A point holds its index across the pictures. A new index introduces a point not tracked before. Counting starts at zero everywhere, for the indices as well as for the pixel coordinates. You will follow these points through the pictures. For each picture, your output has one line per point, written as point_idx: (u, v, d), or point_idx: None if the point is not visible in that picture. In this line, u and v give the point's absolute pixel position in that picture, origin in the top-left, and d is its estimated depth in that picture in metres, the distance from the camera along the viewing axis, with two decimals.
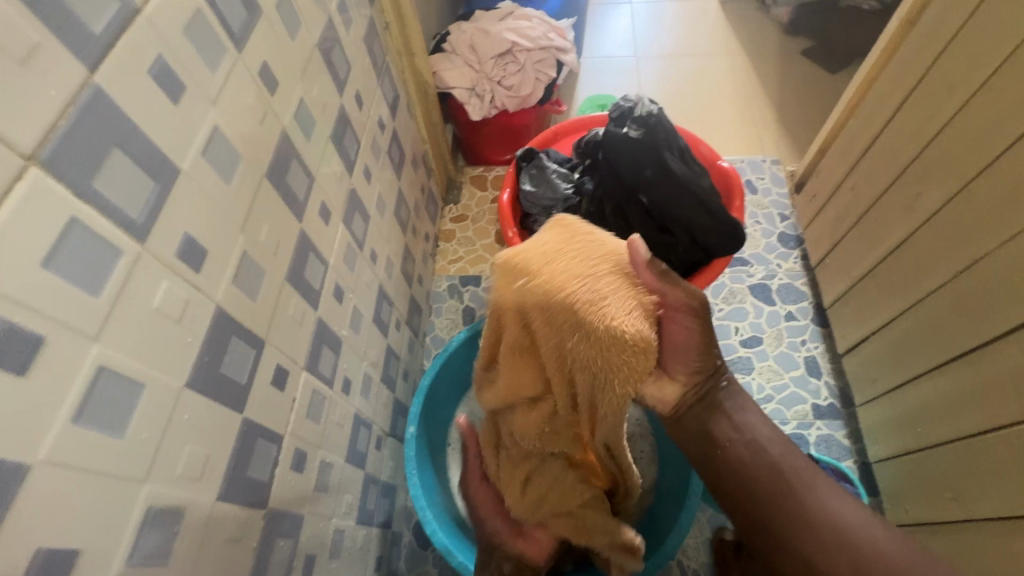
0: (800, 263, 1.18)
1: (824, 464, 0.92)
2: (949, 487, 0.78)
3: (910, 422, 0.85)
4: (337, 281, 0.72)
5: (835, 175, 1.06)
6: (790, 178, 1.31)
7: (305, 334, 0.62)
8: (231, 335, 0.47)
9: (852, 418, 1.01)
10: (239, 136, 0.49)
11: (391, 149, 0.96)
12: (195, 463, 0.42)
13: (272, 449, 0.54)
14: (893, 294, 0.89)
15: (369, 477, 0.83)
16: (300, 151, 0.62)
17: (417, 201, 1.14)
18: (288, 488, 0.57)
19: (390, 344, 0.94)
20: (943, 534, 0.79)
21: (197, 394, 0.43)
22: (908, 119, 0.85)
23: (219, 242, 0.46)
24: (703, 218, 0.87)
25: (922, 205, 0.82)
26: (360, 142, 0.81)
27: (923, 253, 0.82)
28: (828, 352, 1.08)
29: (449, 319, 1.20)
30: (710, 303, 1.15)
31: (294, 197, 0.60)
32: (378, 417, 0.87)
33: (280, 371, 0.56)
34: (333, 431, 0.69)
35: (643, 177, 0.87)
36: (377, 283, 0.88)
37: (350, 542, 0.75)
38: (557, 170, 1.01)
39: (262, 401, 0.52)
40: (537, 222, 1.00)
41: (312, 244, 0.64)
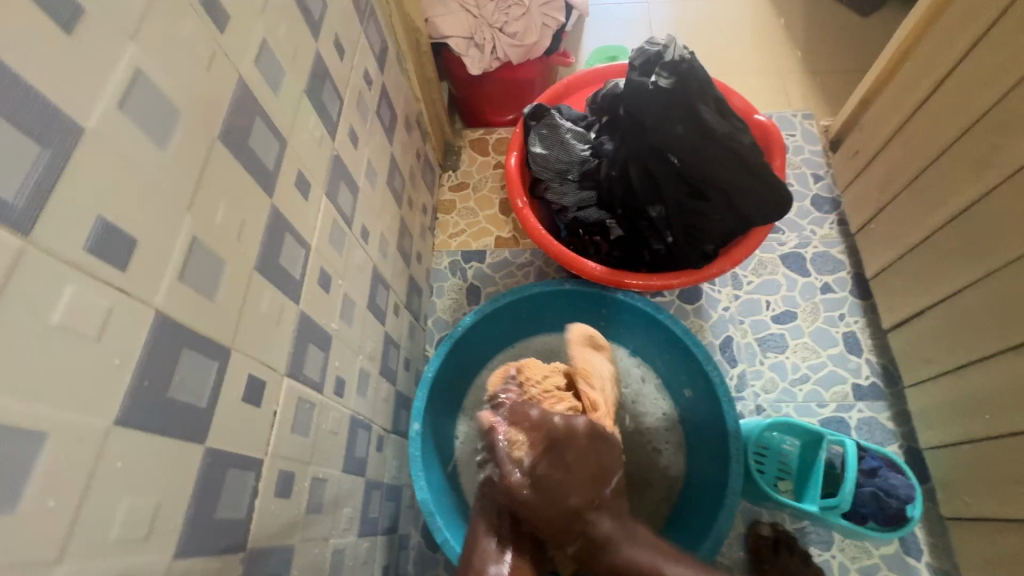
0: (837, 229, 1.07)
1: (872, 452, 0.82)
2: (1021, 481, 0.69)
3: (974, 407, 0.77)
4: (323, 267, 0.60)
5: (883, 129, 0.94)
6: (824, 134, 1.18)
7: (284, 334, 0.51)
8: (181, 347, 0.36)
9: (897, 399, 0.93)
10: (174, 84, 0.37)
11: (381, 110, 0.83)
12: (138, 519, 0.33)
13: (249, 479, 0.44)
14: (957, 264, 0.78)
15: (370, 483, 0.74)
16: (266, 107, 0.49)
17: (412, 169, 1.01)
18: (274, 520, 0.48)
19: (388, 332, 0.84)
20: (1011, 531, 0.72)
21: (136, 430, 0.33)
22: (985, 60, 0.72)
23: (155, 227, 0.35)
24: (743, 179, 0.76)
25: (1000, 161, 0.71)
26: (343, 100, 0.68)
27: (997, 218, 0.72)
28: (869, 327, 0.98)
29: (451, 300, 1.10)
30: (739, 276, 1.04)
31: (261, 165, 0.48)
32: (377, 415, 0.78)
33: (254, 382, 0.45)
34: (326, 442, 0.60)
35: (674, 134, 0.75)
36: (370, 266, 0.77)
37: (352, 559, 0.66)
38: (572, 129, 0.87)
39: (231, 422, 0.42)
40: (550, 188, 0.89)
41: (288, 223, 0.53)
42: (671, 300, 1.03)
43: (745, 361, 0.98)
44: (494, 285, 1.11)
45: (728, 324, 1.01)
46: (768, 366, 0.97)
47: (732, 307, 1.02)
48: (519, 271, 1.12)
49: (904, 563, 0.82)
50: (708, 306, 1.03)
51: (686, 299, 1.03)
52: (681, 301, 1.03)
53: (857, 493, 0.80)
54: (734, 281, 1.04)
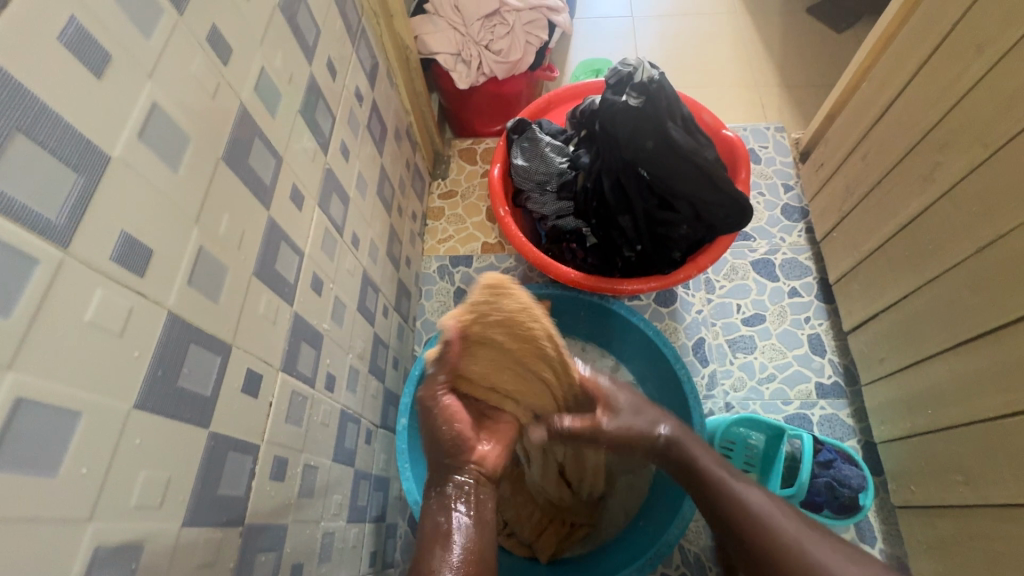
0: (804, 236, 1.13)
1: (828, 446, 0.88)
2: (959, 470, 0.76)
3: (920, 404, 0.83)
4: (315, 272, 0.66)
5: (843, 144, 1.01)
6: (795, 146, 1.25)
7: (279, 333, 0.56)
8: (188, 341, 0.42)
9: (857, 397, 0.99)
10: (185, 114, 0.42)
11: (371, 124, 0.89)
12: (154, 490, 0.38)
13: (247, 461, 0.50)
14: (905, 270, 0.84)
15: (359, 473, 0.79)
16: (263, 128, 0.55)
17: (402, 178, 1.07)
18: (268, 500, 0.53)
19: (377, 333, 0.89)
20: (948, 518, 0.78)
21: (151, 413, 0.38)
22: (928, 83, 0.79)
23: (168, 238, 0.40)
24: (708, 191, 0.82)
25: (940, 176, 0.77)
26: (335, 117, 0.74)
27: (939, 227, 0.78)
28: (833, 329, 1.04)
29: (439, 302, 1.15)
30: (711, 280, 1.10)
31: (260, 181, 0.53)
32: (366, 410, 0.83)
33: (252, 375, 0.51)
34: (317, 432, 0.65)
35: (644, 149, 0.81)
36: (361, 270, 0.82)
37: (341, 542, 0.72)
38: (551, 142, 0.93)
39: (232, 410, 0.47)
40: (531, 198, 0.95)
41: (284, 232, 0.58)
42: (647, 303, 1.09)
43: (716, 361, 1.04)
44: None
45: (701, 326, 1.07)
46: (738, 366, 1.03)
47: (705, 310, 1.08)
48: (505, 275, 1.17)
49: None
50: (683, 309, 1.08)
51: (661, 303, 1.09)
52: (657, 304, 1.09)
53: (813, 483, 0.85)
54: (706, 285, 1.10)
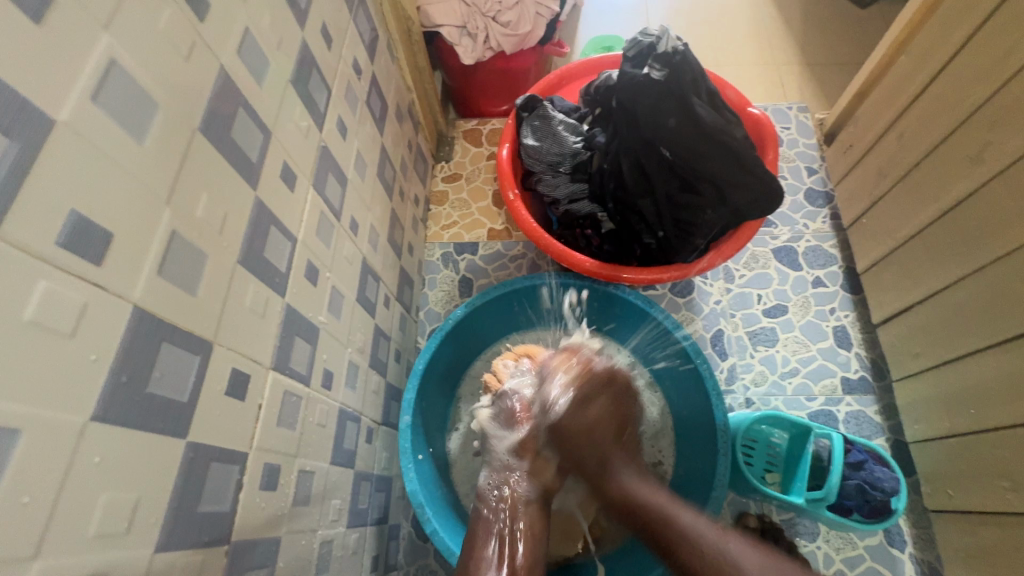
0: (829, 223, 1.07)
1: (858, 446, 0.83)
2: (1006, 475, 0.70)
3: (961, 403, 0.77)
4: (310, 259, 0.60)
5: (876, 124, 0.94)
6: (819, 127, 1.18)
7: (269, 327, 0.51)
8: (160, 340, 0.36)
9: (885, 393, 0.93)
10: (153, 76, 0.36)
11: (371, 100, 0.82)
12: (118, 513, 0.33)
13: (233, 472, 0.44)
14: (946, 260, 0.78)
15: (359, 475, 0.74)
16: (249, 97, 0.48)
17: (404, 159, 1.01)
18: (259, 513, 0.48)
19: (378, 325, 0.84)
20: (993, 524, 0.73)
21: (112, 426, 0.33)
22: (979, 54, 0.72)
23: (133, 221, 0.34)
24: (735, 172, 0.75)
25: (992, 156, 0.71)
26: (330, 91, 0.67)
27: (989, 213, 0.72)
28: (860, 321, 0.99)
29: (443, 292, 1.09)
30: (731, 269, 1.04)
31: (245, 157, 0.47)
32: (367, 407, 0.78)
33: (237, 376, 0.45)
34: (313, 434, 0.60)
35: (667, 126, 0.74)
36: (360, 258, 0.77)
37: (340, 550, 0.67)
38: (564, 121, 0.86)
39: (214, 416, 0.42)
40: (542, 180, 0.89)
41: (274, 216, 0.52)
42: (663, 293, 1.03)
43: (735, 354, 0.98)
44: (486, 277, 1.10)
45: (719, 318, 1.01)
46: (759, 360, 0.98)
47: (724, 301, 1.02)
48: (512, 263, 1.11)
49: (888, 555, 0.83)
50: (700, 299, 1.03)
51: (678, 293, 1.03)
52: (673, 295, 1.03)
53: (843, 486, 0.80)
54: (726, 274, 1.04)
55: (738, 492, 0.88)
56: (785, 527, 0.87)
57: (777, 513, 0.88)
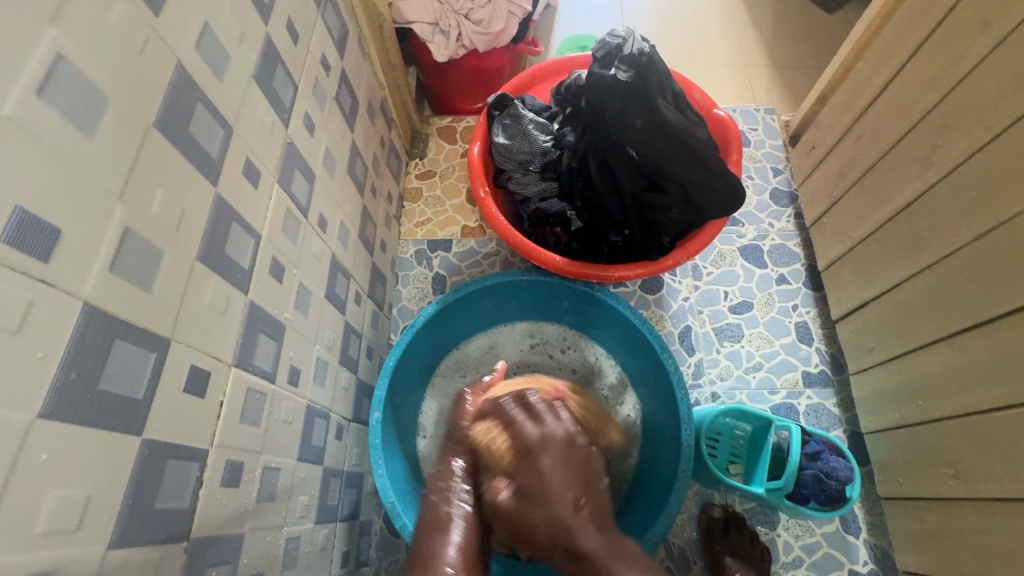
0: (793, 222, 1.10)
1: (816, 437, 0.86)
2: (950, 463, 0.74)
3: (910, 394, 0.81)
4: (275, 256, 0.60)
5: (836, 127, 0.97)
6: (784, 129, 1.21)
7: (230, 325, 0.51)
8: (114, 337, 0.36)
9: (843, 386, 0.97)
10: (104, 71, 0.36)
11: (341, 96, 0.82)
12: (70, 510, 0.33)
13: (192, 469, 0.45)
14: (898, 259, 0.82)
15: (329, 471, 0.75)
16: (207, 91, 0.48)
17: (376, 156, 1.01)
18: (220, 509, 0.48)
19: (349, 322, 0.84)
20: (937, 510, 0.77)
21: (62, 423, 0.33)
22: (928, 61, 0.75)
23: (83, 219, 0.34)
24: (699, 173, 0.77)
25: (939, 159, 0.74)
26: (298, 86, 0.67)
27: (937, 212, 0.75)
28: (820, 317, 1.02)
29: (416, 289, 1.10)
30: (698, 267, 1.07)
31: (204, 153, 0.47)
32: (336, 403, 0.78)
33: (196, 373, 0.45)
34: (279, 430, 0.60)
35: (632, 127, 0.76)
36: (329, 255, 0.76)
37: (309, 546, 0.67)
38: (534, 119, 0.87)
39: (172, 412, 0.42)
40: (512, 178, 0.90)
41: (234, 212, 0.52)
42: (633, 290, 1.06)
43: (702, 350, 1.01)
44: (459, 274, 1.11)
45: (687, 314, 1.04)
46: (724, 355, 1.01)
47: (692, 298, 1.05)
48: (486, 261, 1.12)
49: (843, 540, 0.87)
50: (669, 296, 1.05)
51: (647, 290, 1.06)
52: (643, 292, 1.05)
53: (800, 475, 0.84)
54: (694, 272, 1.07)
55: (701, 483, 0.91)
56: (747, 516, 0.90)
57: (740, 503, 0.91)
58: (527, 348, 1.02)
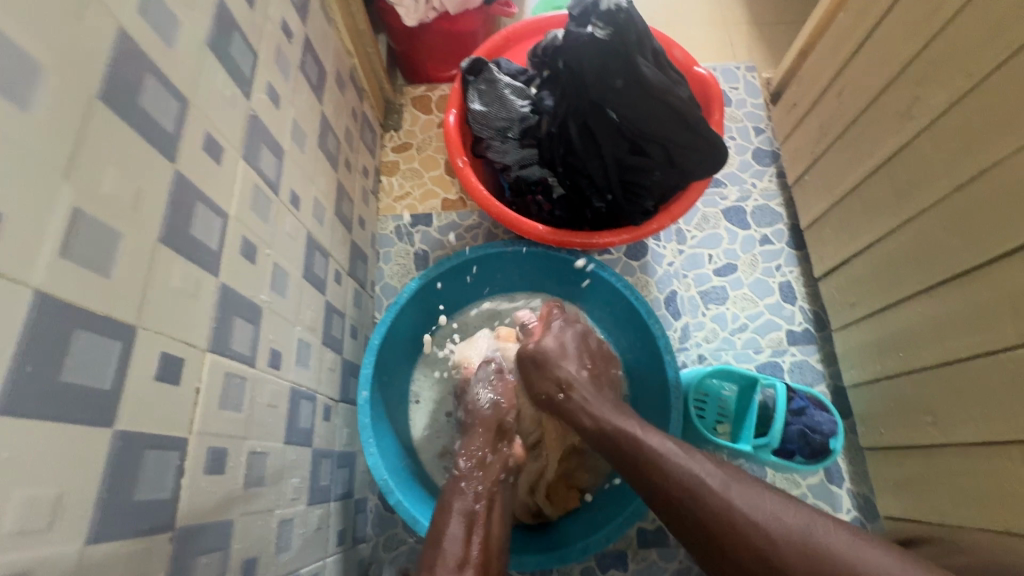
0: (775, 182, 1.09)
1: (800, 393, 0.87)
2: (929, 411, 0.76)
3: (891, 347, 0.82)
4: (246, 236, 0.58)
5: (818, 82, 0.96)
6: (765, 87, 1.19)
7: (202, 309, 0.49)
8: (72, 326, 0.34)
9: (826, 342, 0.98)
10: (34, 38, 0.33)
11: (307, 65, 0.78)
12: (40, 506, 0.32)
13: (173, 457, 0.43)
14: (880, 213, 0.82)
15: (319, 452, 0.74)
16: (157, 61, 0.44)
17: (348, 129, 0.97)
18: (206, 497, 0.48)
19: (330, 301, 0.82)
20: (917, 457, 0.79)
21: (22, 418, 0.31)
22: (909, 9, 0.74)
23: (23, 202, 0.32)
24: (680, 133, 0.76)
25: (920, 111, 0.73)
26: (258, 55, 0.63)
27: (918, 164, 0.74)
28: (803, 276, 1.03)
29: (398, 266, 1.08)
30: (682, 231, 1.06)
31: (158, 127, 0.44)
32: (322, 384, 0.77)
33: (168, 360, 0.44)
34: (263, 413, 0.58)
35: (613, 88, 0.74)
36: (304, 233, 0.74)
37: (302, 527, 0.67)
38: (510, 84, 0.84)
39: (145, 401, 0.41)
40: (491, 146, 0.87)
41: (198, 190, 0.49)
42: (617, 257, 1.05)
43: (688, 314, 1.01)
44: (441, 248, 1.09)
45: (673, 279, 1.03)
46: (710, 317, 1.01)
47: (676, 262, 1.04)
48: (468, 233, 1.10)
49: (827, 490, 0.90)
50: (654, 262, 1.05)
51: (632, 256, 1.05)
52: (627, 258, 1.05)
53: (786, 431, 0.85)
54: (678, 236, 1.06)
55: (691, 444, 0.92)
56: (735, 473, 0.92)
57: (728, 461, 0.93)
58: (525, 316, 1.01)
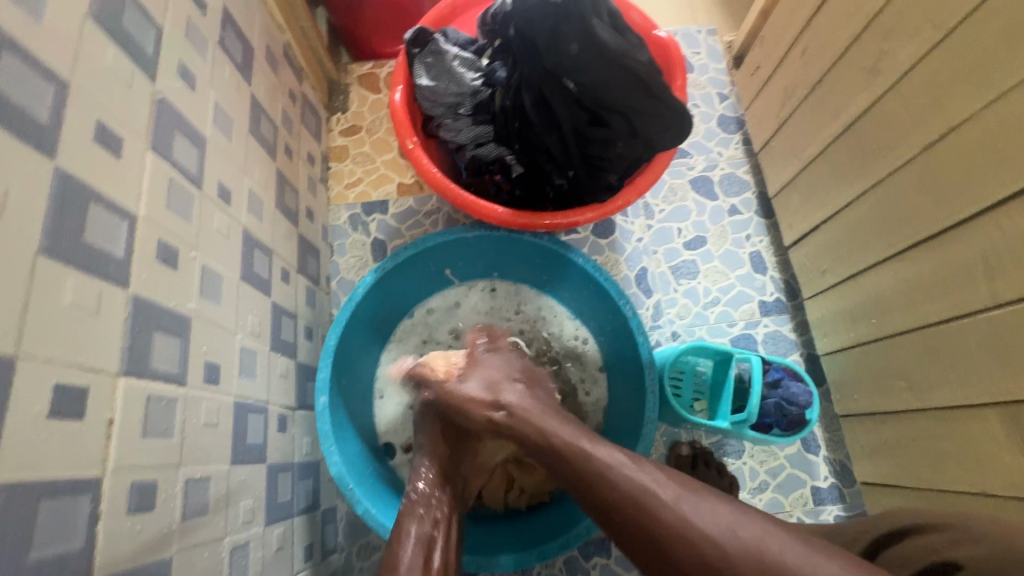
0: (742, 149, 1.06)
1: (776, 364, 0.86)
2: (903, 376, 0.75)
3: (863, 313, 0.81)
4: (164, 239, 0.51)
5: (781, 42, 0.92)
6: (728, 50, 1.14)
7: (109, 328, 0.42)
8: None
9: (798, 310, 0.97)
10: None
11: (229, 40, 0.69)
12: None
13: (82, 502, 0.38)
14: (848, 177, 0.80)
15: (275, 467, 0.68)
16: (18, 38, 0.37)
17: (286, 112, 0.88)
18: (131, 539, 0.42)
19: (277, 303, 0.75)
20: (892, 422, 0.79)
21: None
22: None
23: None
24: (642, 102, 0.71)
25: (887, 67, 0.70)
26: (162, 28, 0.55)
27: (887, 123, 0.72)
28: (772, 245, 1.01)
29: (355, 258, 1.01)
30: (649, 205, 1.02)
31: (26, 118, 0.37)
32: (274, 394, 0.71)
33: (66, 392, 0.38)
34: (202, 435, 0.53)
35: (568, 54, 0.68)
36: (240, 230, 0.67)
37: (261, 550, 0.62)
38: (459, 55, 0.77)
39: (35, 444, 0.35)
40: (442, 124, 0.81)
41: (93, 189, 0.42)
42: (585, 236, 1.01)
43: (659, 291, 0.99)
44: (400, 237, 1.02)
45: (642, 256, 1.00)
46: (682, 293, 0.98)
47: (645, 238, 1.01)
48: (428, 220, 1.03)
49: (804, 460, 0.90)
50: (622, 239, 1.01)
51: (600, 235, 1.01)
52: (595, 237, 1.01)
53: (763, 405, 0.84)
54: (645, 210, 1.02)
55: (668, 423, 0.90)
56: (714, 449, 0.91)
57: (706, 437, 0.92)
58: (488, 303, 0.96)
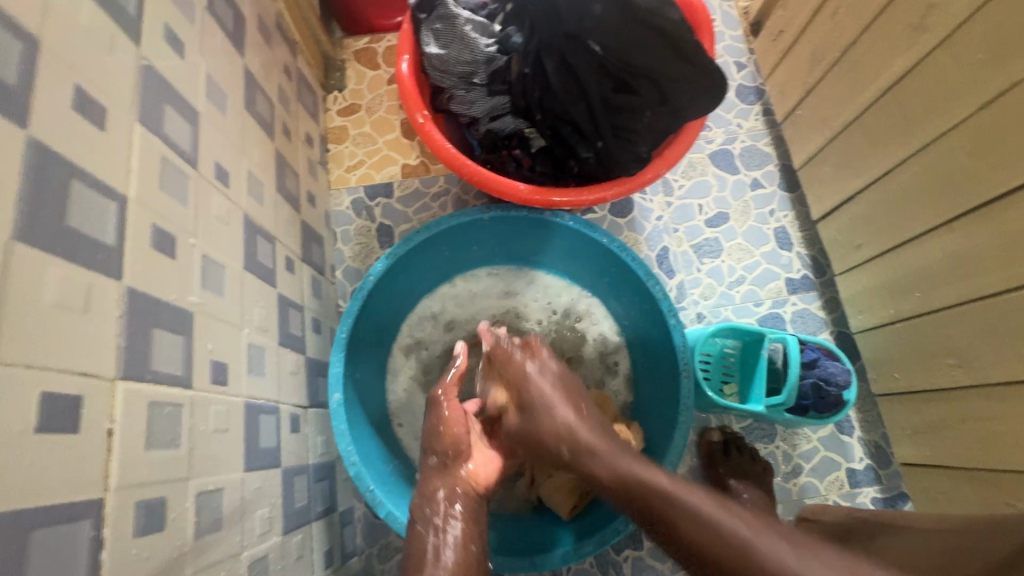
0: (762, 120, 1.01)
1: (811, 344, 0.82)
2: (953, 352, 0.71)
3: (904, 288, 0.77)
4: (160, 225, 0.45)
5: (807, 3, 0.86)
6: (744, 16, 1.08)
7: (100, 328, 0.37)
8: None
9: (827, 287, 0.93)
10: None
11: (217, 5, 0.63)
12: None
13: (83, 528, 0.34)
14: (886, 144, 0.75)
15: (291, 471, 0.63)
16: None
17: (282, 89, 0.82)
18: (139, 565, 0.38)
19: (283, 294, 0.70)
20: (938, 400, 0.75)
21: None
22: None
23: None
24: (674, 64, 0.65)
25: (935, 21, 0.65)
26: None
27: (933, 84, 0.67)
28: (798, 220, 0.96)
29: (360, 245, 0.95)
30: (669, 180, 0.97)
31: None
32: (284, 392, 0.65)
33: (53, 403, 0.33)
34: (212, 442, 0.47)
35: (592, 15, 0.64)
36: (240, 216, 0.61)
37: (280, 560, 0.58)
38: (470, 19, 0.71)
39: (20, 466, 0.30)
40: (454, 96, 0.75)
41: (76, 167, 0.37)
42: (602, 215, 0.96)
43: (682, 271, 0.94)
44: (407, 222, 0.97)
45: (663, 235, 0.95)
46: (706, 272, 0.94)
47: (666, 216, 0.96)
48: (436, 203, 0.98)
49: (839, 442, 0.86)
50: (642, 218, 0.96)
51: (618, 214, 0.96)
52: (613, 216, 0.96)
53: (800, 387, 0.80)
54: (665, 187, 0.97)
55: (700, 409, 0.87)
56: (745, 434, 0.87)
57: (737, 422, 0.88)
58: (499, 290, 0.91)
